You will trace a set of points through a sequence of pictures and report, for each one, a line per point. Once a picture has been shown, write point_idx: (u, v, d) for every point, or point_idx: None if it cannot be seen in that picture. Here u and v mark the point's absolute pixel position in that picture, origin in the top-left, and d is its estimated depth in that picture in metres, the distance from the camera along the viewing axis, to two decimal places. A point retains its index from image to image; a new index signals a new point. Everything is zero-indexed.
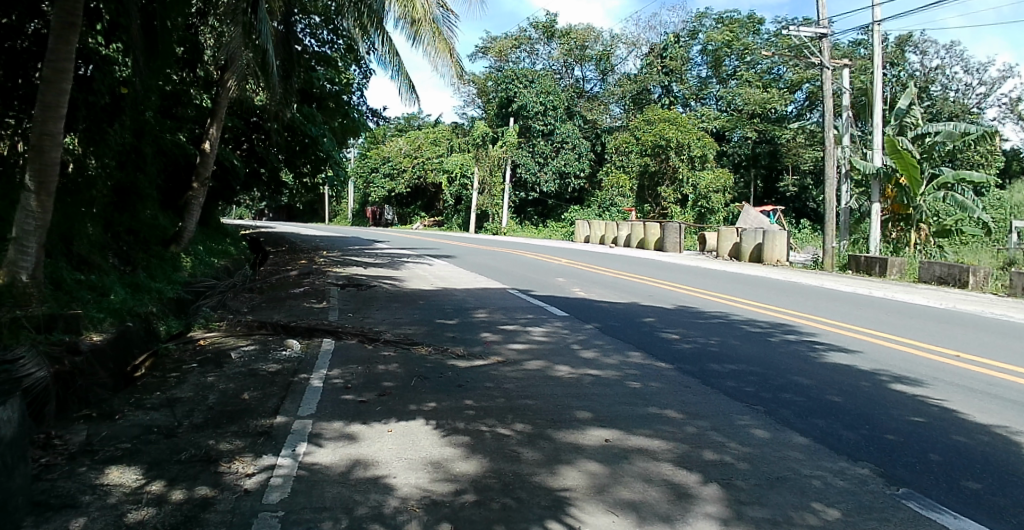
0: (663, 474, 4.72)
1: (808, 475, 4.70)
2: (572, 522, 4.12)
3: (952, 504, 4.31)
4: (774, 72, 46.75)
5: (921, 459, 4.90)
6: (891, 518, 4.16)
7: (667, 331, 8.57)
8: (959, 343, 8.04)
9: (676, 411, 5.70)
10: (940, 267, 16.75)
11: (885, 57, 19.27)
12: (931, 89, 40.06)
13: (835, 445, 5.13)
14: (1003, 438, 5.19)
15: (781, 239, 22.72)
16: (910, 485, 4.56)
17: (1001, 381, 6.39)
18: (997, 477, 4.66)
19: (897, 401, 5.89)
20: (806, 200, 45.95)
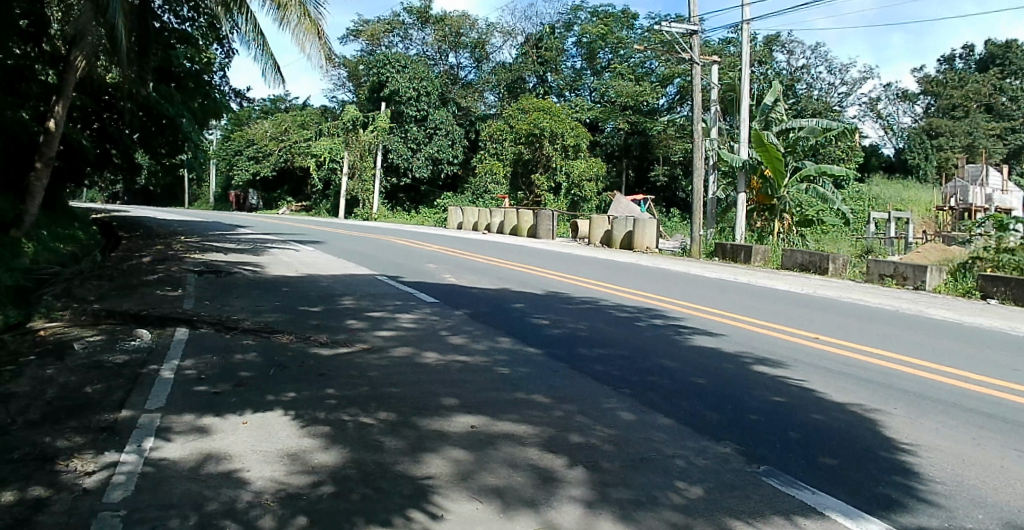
0: (528, 458, 4.70)
1: (671, 455, 4.77)
2: (435, 510, 4.03)
3: (809, 479, 4.48)
4: (647, 66, 48.49)
5: (780, 437, 5.05)
6: (750, 495, 4.30)
7: (537, 316, 8.61)
8: (817, 327, 8.44)
9: (543, 396, 5.69)
10: (802, 255, 17.79)
11: (750, 53, 20.13)
12: (797, 86, 42.63)
13: (698, 425, 5.23)
14: (858, 415, 5.44)
15: (650, 226, 23.64)
16: (769, 462, 4.71)
17: (857, 362, 6.74)
18: (850, 452, 4.87)
19: (761, 382, 6.08)
20: (676, 189, 47.56)
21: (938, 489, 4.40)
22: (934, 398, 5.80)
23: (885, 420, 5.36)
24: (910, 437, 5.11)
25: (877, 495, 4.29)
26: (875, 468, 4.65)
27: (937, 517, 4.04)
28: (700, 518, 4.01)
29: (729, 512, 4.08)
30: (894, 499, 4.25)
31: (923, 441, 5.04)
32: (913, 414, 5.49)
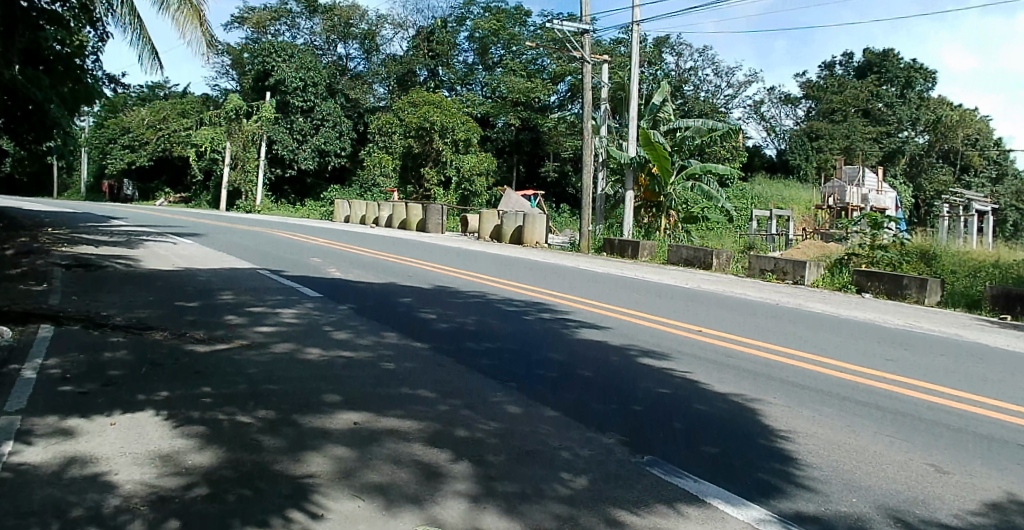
0: (412, 454, 4.66)
1: (557, 447, 4.82)
2: (315, 510, 3.94)
3: (690, 467, 4.62)
4: (539, 63, 49.15)
5: (664, 426, 5.17)
6: (634, 485, 4.39)
7: (424, 311, 8.64)
8: (701, 320, 8.77)
9: (429, 391, 5.67)
10: (687, 250, 18.68)
11: (639, 55, 20.72)
12: (684, 88, 45.00)
13: (583, 417, 5.30)
14: (739, 404, 5.64)
15: (541, 221, 24.28)
16: (654, 452, 4.81)
17: (738, 354, 7.04)
18: (731, 440, 5.03)
19: (645, 373, 6.24)
20: (566, 186, 48.11)
21: (814, 474, 4.60)
22: (809, 387, 6.11)
23: (764, 409, 5.57)
24: (787, 425, 5.31)
25: (757, 482, 4.46)
26: (755, 455, 4.82)
27: (813, 503, 4.24)
28: (586, 509, 4.07)
29: (614, 502, 4.17)
30: (773, 486, 4.43)
31: (800, 428, 5.26)
32: (791, 402, 5.72)
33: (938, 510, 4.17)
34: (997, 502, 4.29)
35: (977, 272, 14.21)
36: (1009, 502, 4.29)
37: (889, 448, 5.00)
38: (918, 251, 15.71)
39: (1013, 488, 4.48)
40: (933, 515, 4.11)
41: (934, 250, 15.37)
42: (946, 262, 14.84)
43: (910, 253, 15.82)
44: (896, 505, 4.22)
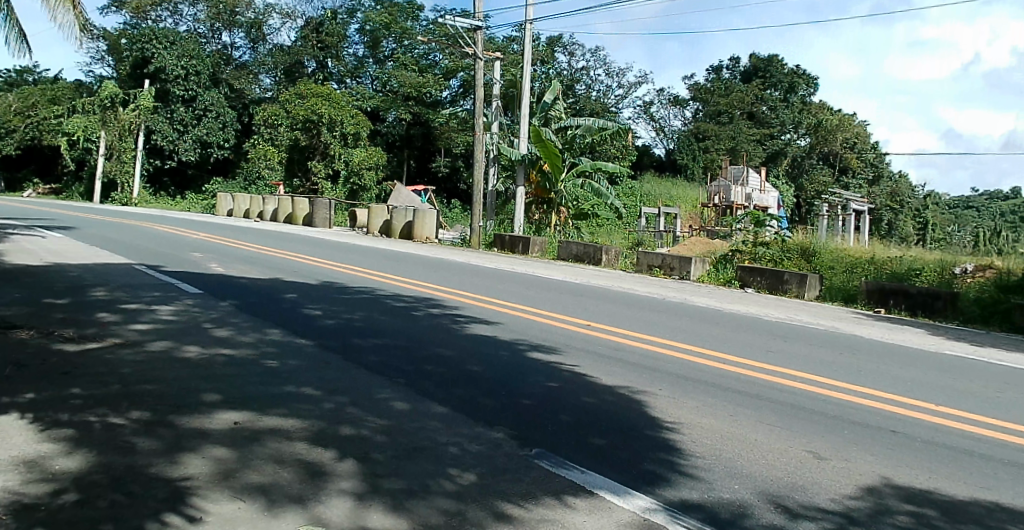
0: (296, 453, 4.57)
1: (445, 443, 4.81)
2: (192, 512, 3.77)
3: (577, 458, 4.70)
4: (431, 58, 49.67)
5: (553, 420, 5.24)
6: (522, 478, 4.44)
7: (309, 308, 8.60)
8: (591, 316, 9.05)
9: (314, 388, 5.59)
10: (576, 247, 19.96)
11: (531, 57, 21.51)
12: (577, 87, 47.60)
13: (471, 412, 5.34)
14: (626, 396, 5.79)
15: (430, 217, 25.11)
16: (542, 445, 4.87)
17: (626, 348, 7.30)
18: (618, 431, 5.14)
19: (533, 368, 6.38)
20: (457, 181, 50.18)
21: (699, 462, 4.75)
22: (694, 379, 6.34)
23: (650, 401, 5.72)
24: (674, 416, 5.46)
25: (643, 471, 4.57)
26: (642, 446, 4.93)
27: (697, 491, 4.39)
28: (475, 504, 4.08)
29: (503, 496, 4.20)
30: (660, 475, 4.55)
31: (686, 419, 5.41)
32: (677, 394, 5.91)
33: (816, 495, 4.40)
34: (872, 486, 4.54)
35: (852, 268, 15.70)
36: (882, 486, 4.55)
37: (773, 436, 5.20)
38: (798, 249, 17.07)
39: (887, 471, 4.75)
40: (811, 500, 4.33)
41: (813, 248, 16.78)
42: (825, 258, 16.33)
43: (792, 250, 17.21)
44: (776, 491, 4.42)
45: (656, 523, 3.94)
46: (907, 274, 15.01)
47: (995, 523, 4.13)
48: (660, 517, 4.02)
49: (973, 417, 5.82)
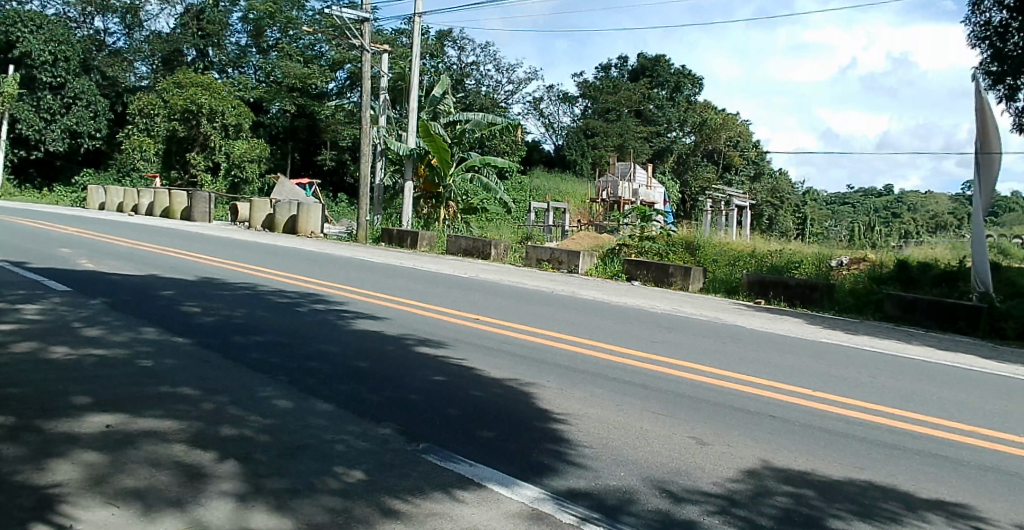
0: (174, 455, 4.41)
1: (331, 440, 4.75)
2: (62, 520, 3.55)
3: (464, 452, 4.73)
4: (317, 49, 48.53)
5: (441, 414, 5.26)
6: (411, 473, 4.42)
7: (188, 305, 8.40)
8: (484, 311, 9.22)
9: (192, 388, 5.44)
10: (465, 241, 20.18)
11: (418, 51, 22.43)
12: (466, 82, 47.77)
13: (358, 408, 5.31)
14: (513, 389, 5.89)
15: (315, 211, 25.43)
16: (431, 439, 4.87)
17: (515, 341, 7.49)
18: (506, 423, 5.20)
19: (418, 362, 6.44)
20: (344, 174, 48.97)
21: (586, 451, 4.85)
22: (581, 370, 6.53)
23: (538, 393, 5.82)
24: (562, 407, 5.56)
25: (532, 462, 4.64)
26: (529, 437, 4.99)
27: (585, 478, 4.49)
28: (364, 501, 4.05)
29: (391, 492, 4.18)
30: (548, 465, 4.61)
31: (574, 410, 5.52)
32: (565, 386, 6.03)
33: (700, 479, 4.57)
34: (753, 469, 4.74)
35: (735, 262, 16.71)
36: (762, 468, 4.76)
37: (660, 424, 5.37)
38: (682, 243, 17.93)
39: (766, 454, 4.96)
40: (695, 484, 4.50)
41: (697, 243, 17.68)
42: (709, 253, 17.19)
43: (676, 244, 18.03)
44: (661, 477, 4.56)
45: (543, 512, 4.02)
46: (785, 266, 16.21)
47: (864, 501, 4.42)
48: (547, 506, 4.11)
49: (843, 400, 6.22)
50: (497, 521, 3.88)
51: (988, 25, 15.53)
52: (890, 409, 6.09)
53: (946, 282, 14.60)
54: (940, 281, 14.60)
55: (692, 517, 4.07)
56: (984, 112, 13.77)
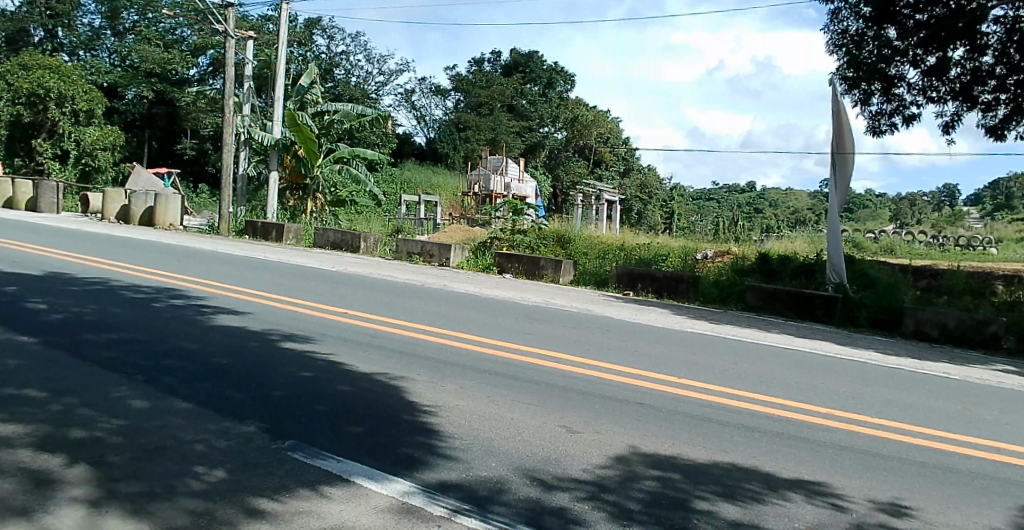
0: (17, 462, 4.13)
1: (191, 440, 4.60)
2: None
3: (331, 447, 4.66)
4: (178, 34, 47.19)
5: (306, 409, 5.18)
6: (277, 471, 4.33)
7: (34, 303, 7.91)
8: (361, 307, 9.19)
9: (36, 390, 5.13)
10: (333, 234, 20.10)
11: (284, 38, 22.19)
12: (335, 72, 47.61)
13: (219, 407, 5.16)
14: (381, 382, 5.89)
15: (174, 202, 25.07)
16: (296, 436, 4.78)
17: (388, 335, 7.51)
18: (374, 417, 5.17)
19: (283, 358, 6.35)
20: (205, 164, 46.05)
21: (457, 443, 4.86)
22: (451, 363, 6.59)
23: (408, 386, 5.82)
24: (432, 400, 5.58)
25: (401, 455, 4.63)
26: (397, 431, 4.97)
27: (456, 470, 4.51)
28: (226, 501, 3.92)
29: (256, 491, 4.06)
30: (416, 458, 4.61)
31: (444, 402, 5.54)
32: (436, 379, 6.06)
33: (570, 466, 4.66)
34: (621, 454, 4.87)
35: (604, 255, 17.32)
36: (631, 454, 4.89)
37: (530, 414, 5.44)
38: (554, 235, 18.66)
39: (634, 440, 5.11)
40: (565, 471, 4.58)
41: (567, 236, 18.40)
42: (579, 246, 17.90)
43: (547, 237, 18.73)
44: (532, 465, 4.62)
45: (413, 505, 4.00)
46: (654, 259, 16.88)
47: (728, 482, 4.63)
48: (417, 500, 4.10)
49: (708, 386, 6.51)
50: (366, 517, 3.84)
51: (845, 33, 16.33)
52: (750, 393, 6.43)
53: (804, 274, 15.47)
54: (798, 273, 15.48)
55: (563, 504, 4.17)
56: (841, 116, 14.49)
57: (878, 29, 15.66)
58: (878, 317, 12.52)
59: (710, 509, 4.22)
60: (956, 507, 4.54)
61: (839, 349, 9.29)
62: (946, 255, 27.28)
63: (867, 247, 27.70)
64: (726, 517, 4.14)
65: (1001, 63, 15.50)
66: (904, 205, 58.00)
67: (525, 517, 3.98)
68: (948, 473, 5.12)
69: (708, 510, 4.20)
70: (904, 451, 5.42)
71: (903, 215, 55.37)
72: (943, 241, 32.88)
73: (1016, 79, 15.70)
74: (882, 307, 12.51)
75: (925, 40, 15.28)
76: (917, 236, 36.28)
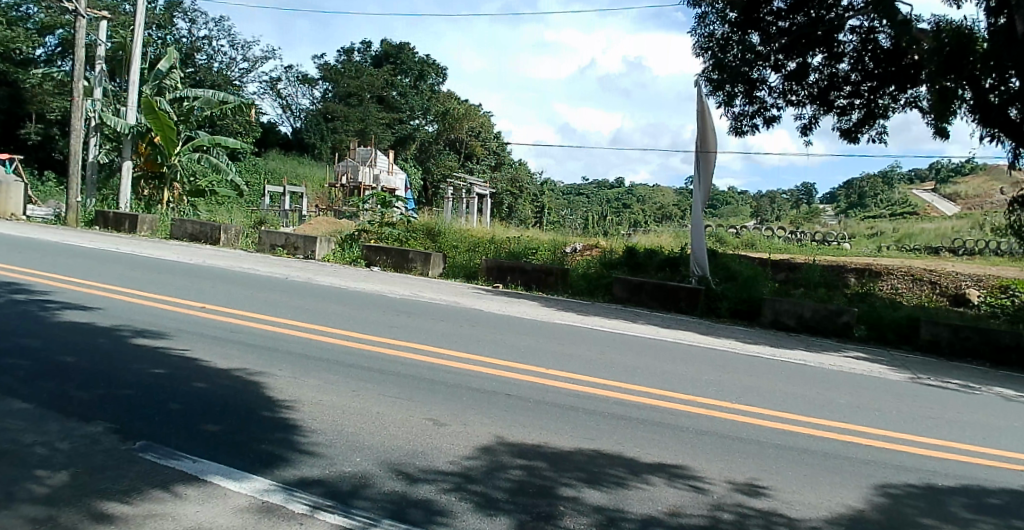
0: None
1: (32, 444, 4.34)
2: None
3: (185, 447, 4.49)
4: (23, 10, 42.34)
5: (159, 409, 4.99)
6: (126, 474, 4.12)
7: None
8: (227, 302, 8.93)
9: None
10: (192, 226, 19.56)
11: (140, 19, 21.33)
12: (196, 57, 46.13)
13: (62, 407, 4.91)
14: (240, 379, 5.75)
15: (17, 190, 23.97)
16: (148, 437, 4.59)
17: (252, 331, 7.36)
18: (232, 415, 5.03)
19: (133, 355, 6.08)
20: (52, 149, 41.18)
21: (319, 439, 4.78)
22: (312, 357, 6.52)
23: (269, 383, 5.71)
24: (293, 396, 5.49)
25: (260, 453, 4.51)
26: (257, 428, 4.86)
27: (318, 466, 4.42)
28: (69, 506, 3.71)
29: (103, 495, 3.86)
30: (275, 455, 4.51)
31: (305, 398, 5.47)
32: (298, 374, 5.97)
33: (436, 458, 4.67)
34: (487, 445, 4.93)
35: (474, 248, 17.58)
36: (497, 444, 4.95)
37: (394, 407, 5.43)
38: (423, 229, 18.62)
39: (501, 431, 5.18)
40: (431, 464, 4.58)
41: (437, 229, 18.32)
42: (449, 238, 17.88)
43: (417, 230, 18.72)
44: (397, 460, 4.59)
45: (273, 503, 3.89)
46: (524, 252, 17.49)
47: (593, 468, 4.75)
48: (276, 497, 3.99)
49: (573, 377, 6.69)
50: (224, 517, 3.71)
51: (711, 37, 16.70)
52: (617, 383, 6.65)
53: (669, 267, 16.35)
54: (664, 266, 16.33)
55: (428, 496, 4.17)
56: (706, 116, 15.19)
57: (743, 34, 16.31)
58: (739, 308, 13.10)
59: (575, 495, 4.32)
60: (808, 486, 4.83)
61: (697, 338, 9.82)
62: (801, 249, 29.03)
63: (729, 241, 29.20)
64: (591, 502, 4.25)
65: (856, 70, 16.65)
66: (764, 203, 61.77)
67: (389, 510, 3.95)
68: (802, 453, 5.45)
69: (573, 496, 4.30)
70: (760, 434, 5.73)
71: (762, 211, 58.98)
72: (800, 236, 34.86)
73: (869, 85, 16.91)
74: (743, 298, 13.10)
75: (787, 46, 16.21)
76: (777, 230, 38.58)
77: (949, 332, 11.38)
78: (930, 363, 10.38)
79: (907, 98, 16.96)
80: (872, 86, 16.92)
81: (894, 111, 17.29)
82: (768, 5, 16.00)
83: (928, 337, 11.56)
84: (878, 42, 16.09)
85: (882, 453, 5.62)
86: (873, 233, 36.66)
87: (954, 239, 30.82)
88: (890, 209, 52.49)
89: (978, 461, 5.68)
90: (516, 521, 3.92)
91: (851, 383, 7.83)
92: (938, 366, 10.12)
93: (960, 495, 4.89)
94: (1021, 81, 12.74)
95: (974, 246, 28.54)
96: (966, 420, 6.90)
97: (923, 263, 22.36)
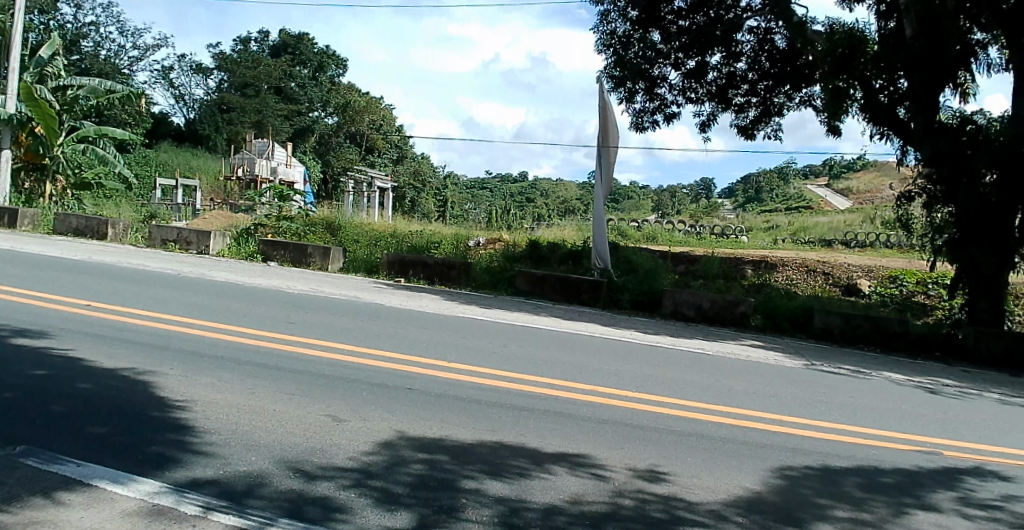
0: None
1: None
2: None
3: (70, 451, 4.30)
4: None
5: (39, 413, 4.76)
6: (5, 481, 3.91)
7: None
8: (116, 299, 8.56)
9: None
10: (75, 220, 18.63)
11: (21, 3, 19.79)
12: (82, 44, 43.99)
13: None
14: (130, 379, 5.54)
15: None
16: (29, 441, 4.37)
17: (144, 329, 7.09)
18: (121, 416, 4.85)
19: (12, 356, 5.77)
20: None
21: (212, 439, 4.67)
22: (205, 355, 6.35)
23: (160, 382, 5.53)
24: (186, 395, 5.33)
25: (150, 455, 4.36)
26: (146, 429, 4.70)
27: (213, 467, 4.31)
28: None
29: None
30: (167, 457, 4.37)
31: (199, 397, 5.32)
32: (190, 373, 5.81)
33: (335, 455, 4.62)
34: (388, 440, 4.92)
35: (375, 242, 17.39)
36: (398, 439, 4.95)
37: (291, 405, 5.34)
38: (322, 223, 18.71)
39: (402, 425, 5.18)
40: (331, 461, 4.53)
41: (337, 223, 18.45)
42: (350, 233, 17.92)
43: (316, 224, 18.73)
44: (294, 458, 4.52)
45: (163, 506, 3.77)
46: (426, 246, 17.58)
47: (496, 460, 4.81)
48: (167, 499, 3.86)
49: (477, 370, 6.74)
50: (110, 521, 3.57)
51: (613, 34, 17.08)
52: (521, 375, 6.74)
53: (571, 260, 16.97)
54: (566, 259, 16.95)
55: (327, 493, 4.12)
56: (606, 110, 15.47)
57: (645, 32, 16.72)
58: (640, 299, 13.58)
59: (477, 487, 4.36)
60: (704, 470, 5.02)
61: (602, 329, 10.06)
62: (700, 241, 29.97)
63: (631, 235, 29.88)
64: (493, 494, 4.30)
65: (752, 69, 17.41)
66: (666, 197, 63.66)
67: (286, 509, 3.88)
68: (699, 438, 5.67)
69: (476, 488, 4.34)
70: (659, 421, 5.93)
71: (664, 204, 60.74)
72: (700, 229, 36.15)
73: (765, 84, 17.73)
74: (644, 290, 13.58)
75: (686, 45, 16.72)
76: (679, 224, 39.89)
77: (842, 320, 12.08)
78: (823, 350, 10.94)
79: (801, 97, 17.89)
80: (767, 85, 17.77)
81: (788, 109, 18.15)
82: (668, 5, 16.36)
83: (821, 325, 12.24)
84: (773, 43, 16.92)
85: (776, 436, 5.90)
86: (770, 226, 38.30)
87: (844, 232, 32.49)
88: (787, 203, 55.16)
89: (863, 441, 6.04)
90: (418, 515, 3.92)
91: (747, 370, 8.19)
92: (829, 353, 10.69)
93: (851, 475, 5.18)
94: (909, 80, 13.64)
95: (864, 239, 30.18)
96: (853, 403, 7.32)
97: (815, 254, 23.53)
